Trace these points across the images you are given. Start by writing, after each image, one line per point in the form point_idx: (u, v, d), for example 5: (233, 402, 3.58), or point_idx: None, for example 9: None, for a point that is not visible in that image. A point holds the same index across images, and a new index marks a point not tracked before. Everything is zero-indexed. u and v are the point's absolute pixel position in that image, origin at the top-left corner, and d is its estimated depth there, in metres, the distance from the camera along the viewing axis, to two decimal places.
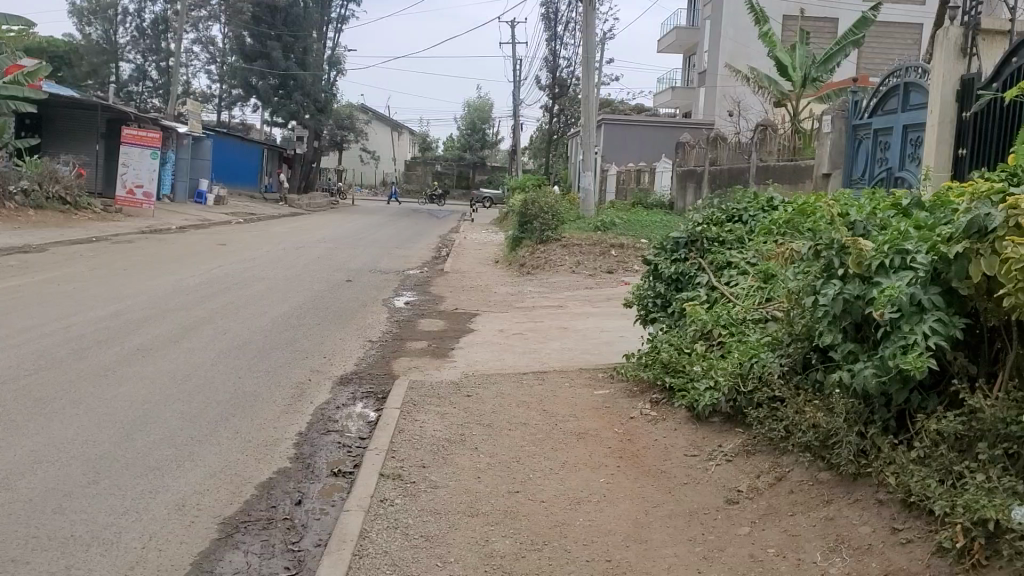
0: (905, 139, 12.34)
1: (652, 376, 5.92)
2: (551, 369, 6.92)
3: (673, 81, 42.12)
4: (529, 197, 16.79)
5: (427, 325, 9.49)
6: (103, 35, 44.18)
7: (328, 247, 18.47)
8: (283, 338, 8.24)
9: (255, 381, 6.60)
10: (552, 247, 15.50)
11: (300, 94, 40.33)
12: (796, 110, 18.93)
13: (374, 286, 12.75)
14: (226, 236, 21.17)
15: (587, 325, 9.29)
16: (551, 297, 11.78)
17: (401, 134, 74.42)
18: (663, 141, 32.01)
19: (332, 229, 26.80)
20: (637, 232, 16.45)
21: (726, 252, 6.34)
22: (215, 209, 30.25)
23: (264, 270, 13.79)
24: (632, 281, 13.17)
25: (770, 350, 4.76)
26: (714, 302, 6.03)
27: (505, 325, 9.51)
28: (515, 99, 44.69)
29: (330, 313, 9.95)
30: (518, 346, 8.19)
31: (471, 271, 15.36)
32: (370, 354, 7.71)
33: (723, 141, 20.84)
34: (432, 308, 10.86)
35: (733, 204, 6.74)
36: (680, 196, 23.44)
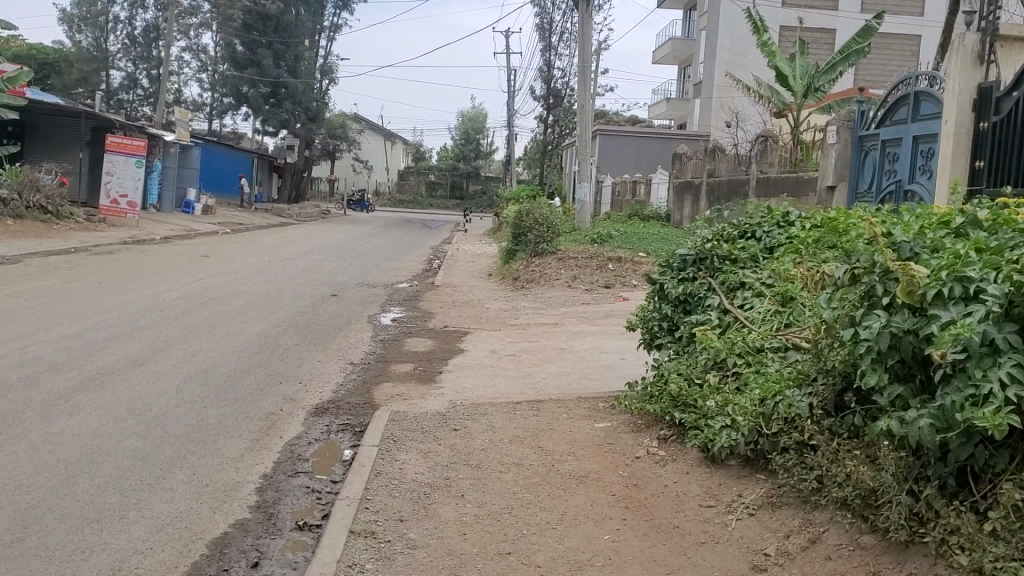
0: (915, 151, 11.83)
1: (659, 410, 5.33)
2: (546, 398, 6.34)
3: (668, 92, 41.78)
4: (524, 208, 16.24)
5: (415, 345, 8.90)
6: (93, 42, 43.60)
7: (316, 259, 17.87)
8: (257, 362, 7.64)
9: (221, 412, 6.00)
10: (547, 260, 14.95)
11: (290, 102, 39.85)
12: (797, 121, 18.42)
13: (360, 301, 12.16)
14: (212, 246, 20.57)
15: (584, 345, 8.70)
16: (546, 314, 11.19)
17: (395, 144, 74.00)
18: (659, 151, 31.52)
19: (321, 239, 26.22)
20: (635, 245, 15.89)
21: (739, 271, 5.77)
22: (203, 219, 29.63)
23: (246, 283, 13.18)
24: (630, 297, 12.62)
25: (797, 388, 4.21)
26: (728, 327, 5.46)
27: (497, 345, 8.91)
28: (509, 109, 44.19)
29: (312, 332, 9.35)
30: (510, 370, 7.60)
31: (462, 284, 14.79)
32: (350, 380, 7.12)
33: (722, 152, 20.33)
34: (420, 326, 10.27)
35: (745, 218, 6.17)
36: (677, 208, 22.89)
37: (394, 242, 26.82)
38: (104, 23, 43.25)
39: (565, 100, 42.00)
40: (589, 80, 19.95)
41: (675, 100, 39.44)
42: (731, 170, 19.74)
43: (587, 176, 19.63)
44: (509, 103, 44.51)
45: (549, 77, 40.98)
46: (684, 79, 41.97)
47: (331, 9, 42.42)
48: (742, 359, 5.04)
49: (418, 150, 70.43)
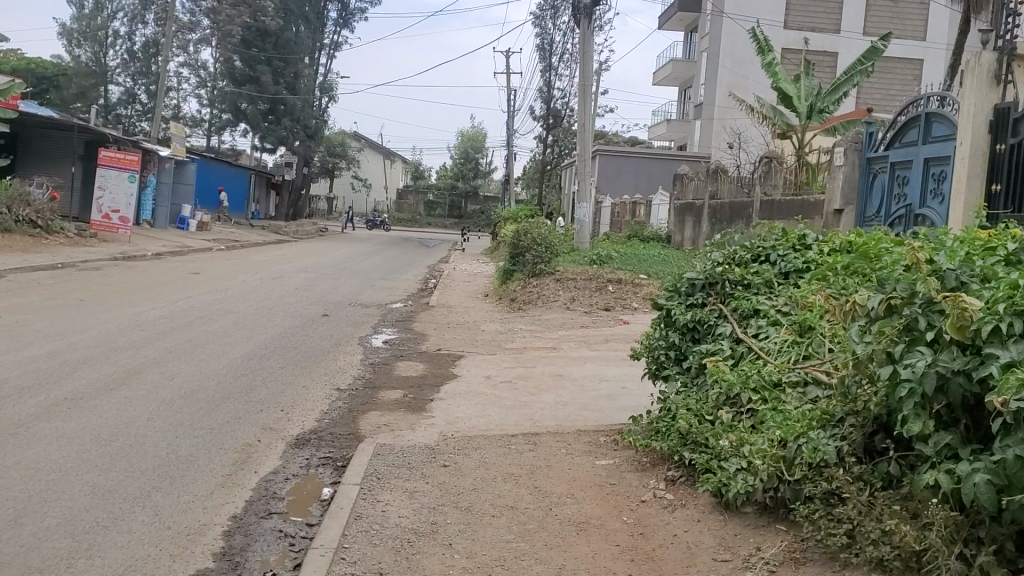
0: (927, 174, 11.47)
1: (665, 448, 4.92)
2: (544, 431, 5.92)
3: (668, 113, 41.55)
4: (522, 227, 15.87)
5: (406, 369, 8.48)
6: (92, 57, 43.38)
7: (308, 277, 17.47)
8: (238, 388, 7.20)
9: (192, 442, 5.57)
10: (544, 281, 14.56)
11: (289, 119, 39.61)
12: (802, 143, 18.07)
13: (352, 322, 11.76)
14: (204, 263, 20.17)
15: (583, 372, 8.28)
16: (544, 338, 10.78)
17: (394, 163, 73.80)
18: (659, 172, 31.21)
19: (315, 257, 25.83)
20: (636, 267, 15.52)
21: (751, 297, 5.38)
22: (198, 236, 29.26)
23: (235, 302, 12.78)
24: (630, 321, 12.22)
25: (822, 429, 3.81)
26: (741, 359, 5.07)
27: (492, 371, 8.49)
28: (508, 129, 43.96)
29: (299, 355, 8.93)
30: (506, 399, 7.18)
31: (457, 305, 14.39)
32: (335, 408, 6.70)
33: (724, 173, 19.99)
34: (413, 348, 9.85)
35: (758, 240, 5.78)
36: (678, 230, 22.52)
37: (390, 261, 26.44)
38: (104, 37, 43.04)
39: (564, 121, 41.79)
40: (590, 99, 19.64)
41: (675, 122, 39.21)
42: (734, 192, 19.40)
43: (587, 196, 19.29)
44: (509, 123, 44.28)
45: (549, 97, 40.75)
46: (684, 101, 41.78)
47: (331, 26, 42.23)
48: (758, 394, 4.66)
49: (417, 168, 70.25)
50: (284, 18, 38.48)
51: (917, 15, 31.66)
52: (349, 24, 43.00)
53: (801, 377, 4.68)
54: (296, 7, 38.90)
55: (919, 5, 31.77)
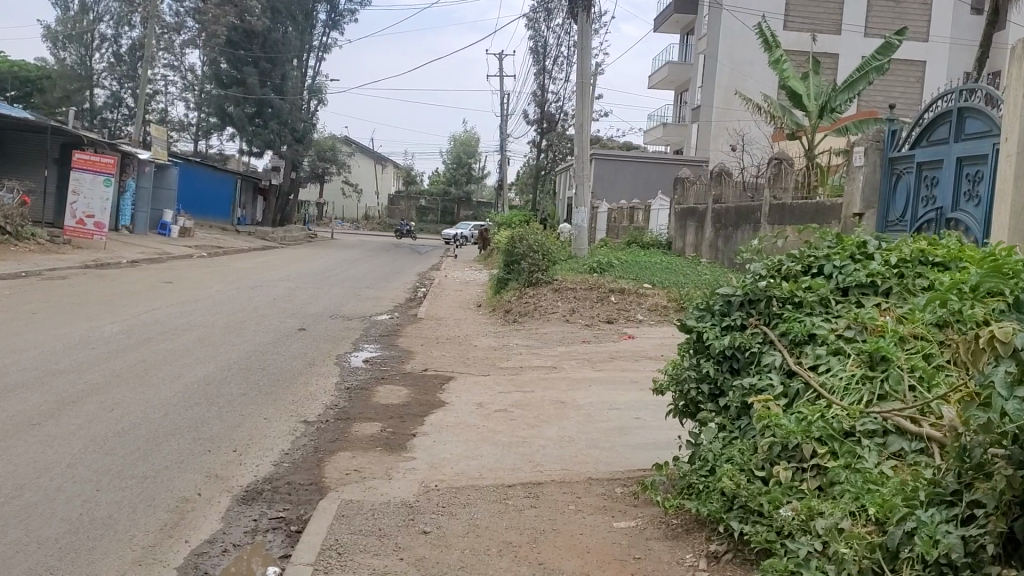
0: (959, 176, 10.52)
1: (703, 512, 3.91)
2: (547, 480, 4.88)
3: (664, 117, 40.65)
4: (517, 233, 14.85)
5: (386, 396, 7.39)
6: (78, 60, 42.23)
7: (288, 286, 16.42)
8: (187, 422, 6.13)
9: (112, 498, 4.50)
10: (542, 291, 13.52)
11: (277, 122, 38.59)
12: (812, 144, 17.05)
13: (331, 337, 10.70)
14: (182, 272, 19.04)
15: (589, 399, 7.21)
16: (541, 356, 9.72)
17: (385, 168, 72.74)
18: (658, 177, 30.25)
19: (301, 265, 24.74)
20: (640, 275, 14.49)
21: (804, 318, 4.37)
22: (179, 242, 28.17)
23: (204, 315, 11.69)
24: (635, 335, 11.20)
25: (936, 509, 2.81)
26: (795, 398, 4.06)
27: (485, 397, 7.42)
28: (501, 134, 42.98)
29: (267, 378, 7.88)
30: (501, 433, 6.13)
31: (448, 317, 13.35)
32: (297, 449, 5.64)
33: (729, 176, 18.99)
34: (396, 369, 8.78)
35: (806, 248, 4.77)
36: (679, 236, 21.52)
37: (379, 268, 25.41)
38: (90, 41, 41.74)
39: (559, 125, 40.87)
40: (589, 99, 18.63)
41: (671, 126, 38.30)
42: (740, 196, 18.42)
43: (584, 200, 18.30)
44: (502, 127, 43.34)
45: (544, 101, 39.86)
46: (681, 105, 40.84)
47: (320, 28, 41.29)
48: (827, 446, 3.65)
49: (408, 174, 69.32)
50: (271, 18, 37.47)
51: (921, 15, 30.79)
52: (339, 26, 42.02)
53: (880, 426, 3.69)
54: (284, 6, 37.88)
55: (922, 4, 30.89)
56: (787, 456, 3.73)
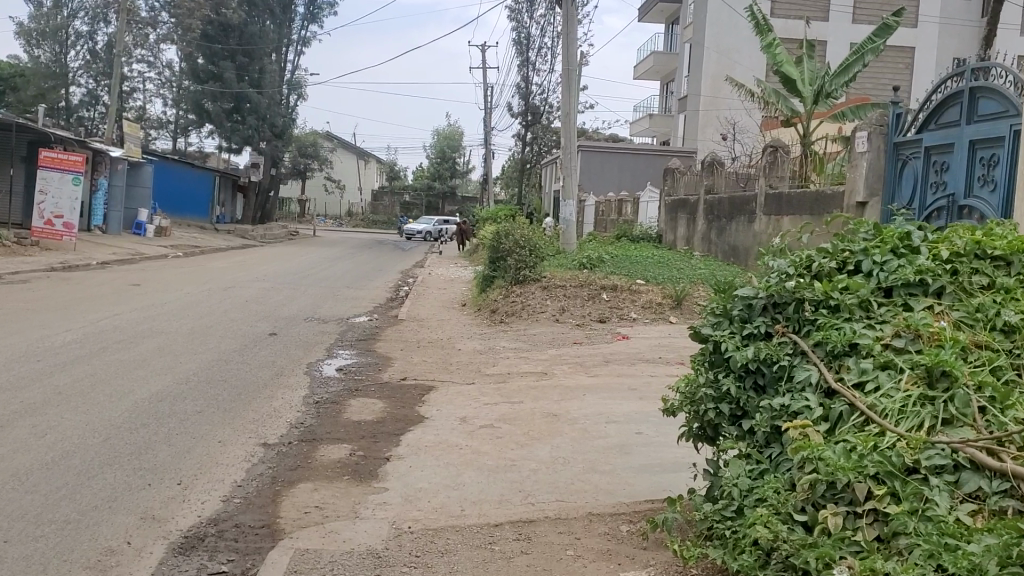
0: (971, 159, 9.88)
1: (734, 565, 3.21)
2: (541, 517, 4.17)
3: (650, 108, 39.97)
4: (502, 228, 14.14)
5: (359, 411, 6.65)
6: (52, 57, 41.12)
7: (263, 287, 15.63)
8: (127, 448, 5.37)
9: (20, 553, 3.75)
10: (529, 289, 12.78)
11: (254, 117, 37.69)
12: (807, 131, 16.36)
13: (304, 342, 9.95)
14: (153, 273, 18.20)
15: (583, 411, 6.50)
16: (529, 361, 9.00)
17: (367, 163, 71.82)
18: (645, 169, 29.59)
19: (281, 264, 23.92)
20: (632, 270, 13.80)
21: (842, 324, 3.68)
22: (154, 242, 27.30)
23: (167, 321, 10.89)
24: (630, 335, 10.52)
25: None
26: (838, 422, 3.37)
27: (468, 410, 6.70)
28: (485, 127, 42.23)
29: (228, 393, 7.12)
30: (487, 454, 5.42)
31: (431, 318, 12.61)
32: (251, 481, 4.90)
33: (721, 166, 18.30)
34: (372, 379, 8.04)
35: (839, 241, 4.08)
36: (670, 228, 20.85)
37: (361, 266, 24.58)
38: (65, 37, 40.61)
39: (543, 118, 40.15)
40: (575, 87, 17.91)
41: (657, 117, 37.64)
42: (733, 186, 17.74)
43: (572, 193, 17.61)
44: (485, 120, 42.60)
45: (528, 94, 39.17)
46: (666, 96, 40.16)
47: (299, 21, 40.44)
48: (885, 485, 2.97)
49: (391, 169, 68.47)
50: (248, 11, 36.53)
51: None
52: (318, 19, 41.16)
53: (951, 461, 3.01)
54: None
55: None
56: (836, 497, 3.05)
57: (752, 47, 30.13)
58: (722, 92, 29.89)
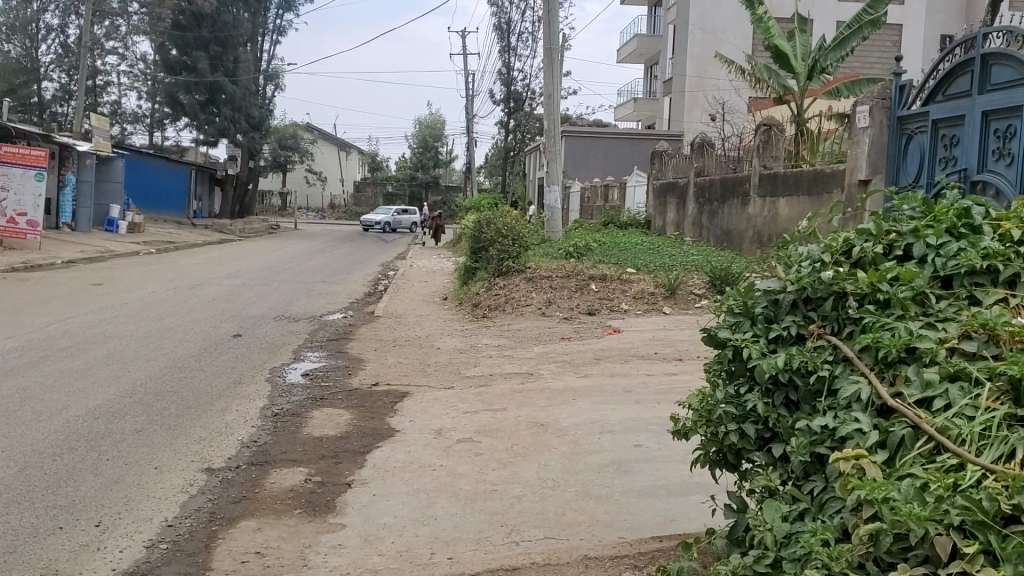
0: (985, 132, 9.15)
1: None
2: (527, 566, 3.44)
3: (634, 92, 39.22)
4: (484, 217, 13.41)
5: (320, 426, 5.89)
6: (23, 52, 39.81)
7: (234, 285, 14.84)
8: (43, 480, 4.59)
9: None
10: (514, 280, 12.04)
11: (229, 108, 36.72)
12: (801, 108, 15.65)
13: (271, 344, 9.18)
14: (119, 271, 17.36)
15: (574, 420, 5.77)
16: (513, 360, 8.26)
17: (350, 155, 70.83)
18: (631, 154, 28.85)
19: (257, 258, 23.10)
20: (622, 258, 13.08)
21: (893, 324, 2.96)
22: (126, 239, 26.42)
23: (124, 324, 10.11)
24: (622, 328, 9.80)
25: None
26: (899, 450, 2.65)
27: (444, 420, 5.95)
28: (468, 115, 41.43)
29: (176, 407, 6.35)
30: (465, 477, 4.67)
31: (409, 314, 11.87)
32: (185, 520, 4.14)
33: (711, 147, 17.59)
34: (340, 385, 7.29)
35: (882, 222, 3.35)
36: (659, 213, 20.16)
37: (341, 259, 23.81)
38: (35, 31, 39.47)
39: (526, 104, 39.32)
40: (557, 67, 17.10)
41: (642, 101, 36.86)
42: (724, 169, 17.02)
43: (557, 178, 16.88)
44: (467, 108, 41.77)
45: (510, 80, 38.41)
46: (650, 79, 39.35)
47: (273, 10, 39.54)
48: (976, 540, 2.24)
49: (373, 159, 67.41)
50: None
51: None
52: (293, 7, 40.17)
53: None
54: None
55: None
56: (906, 555, 2.34)
57: (739, 26, 29.30)
58: (709, 73, 29.12)
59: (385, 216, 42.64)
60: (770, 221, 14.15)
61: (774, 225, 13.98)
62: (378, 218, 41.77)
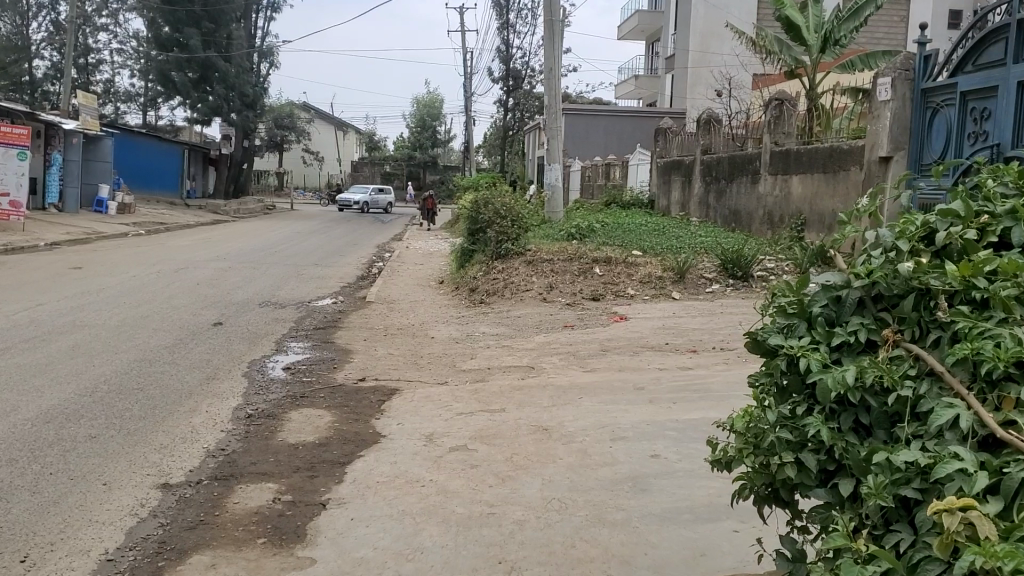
0: (1020, 104, 8.40)
1: None
2: None
3: (635, 69, 38.45)
4: (481, 196, 12.77)
5: (297, 431, 5.25)
6: (13, 30, 38.81)
7: (220, 269, 14.20)
8: None
9: None
10: (512, 264, 11.40)
11: (222, 86, 35.93)
12: (813, 82, 14.97)
13: (253, 334, 8.55)
14: (105, 253, 16.71)
15: (581, 424, 5.15)
16: (512, 352, 7.62)
17: (347, 134, 69.93)
18: (632, 131, 28.14)
19: (249, 239, 22.47)
20: (626, 240, 12.45)
21: (996, 331, 2.33)
22: (115, 220, 25.74)
23: (98, 311, 9.47)
24: (629, 314, 9.17)
25: None
26: (1019, 498, 2.02)
27: (436, 424, 5.32)
28: (465, 93, 40.65)
29: (139, 408, 5.71)
30: (458, 496, 4.03)
31: (403, 299, 11.24)
32: (128, 553, 3.52)
33: (718, 123, 16.92)
34: (324, 380, 6.68)
35: (972, 199, 2.71)
36: (663, 193, 19.51)
37: (334, 240, 23.20)
38: (25, 8, 38.50)
39: (524, 82, 38.55)
40: (558, 39, 16.34)
41: (643, 78, 36.09)
42: (732, 146, 16.34)
43: (558, 156, 16.18)
44: (465, 86, 40.99)
45: (508, 58, 37.75)
46: (652, 56, 38.52)
47: None
48: None
49: (370, 139, 66.59)
50: None
51: None
52: None
53: None
54: None
55: None
56: None
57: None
58: (712, 49, 28.39)
59: (362, 195, 41.46)
60: (782, 200, 13.47)
61: (787, 205, 13.30)
62: (357, 197, 40.52)
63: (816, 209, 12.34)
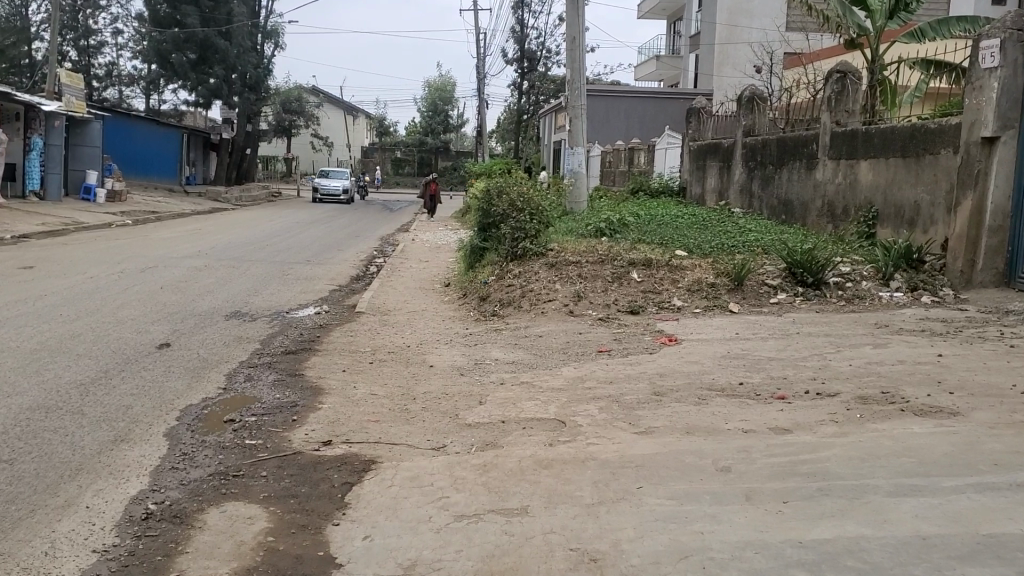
0: None
1: None
2: None
3: (657, 50, 36.30)
4: (496, 186, 10.86)
5: (205, 555, 3.39)
6: (10, 10, 36.92)
7: (195, 267, 12.36)
8: None
9: None
10: (531, 267, 9.49)
11: (223, 67, 33.77)
12: (876, 53, 12.91)
13: (202, 363, 6.71)
14: (75, 247, 14.94)
15: (649, 548, 3.27)
16: (535, 393, 5.73)
17: (357, 119, 67.96)
18: (656, 114, 26.14)
19: (243, 230, 20.67)
20: (665, 236, 10.51)
21: None
22: (100, 208, 23.97)
23: (19, 328, 7.65)
24: (682, 336, 7.24)
25: None
26: None
27: (422, 543, 3.44)
28: (478, 75, 38.61)
29: None
30: None
31: (401, 309, 9.37)
32: None
33: (763, 101, 14.91)
34: (274, 443, 4.81)
35: None
36: (697, 179, 17.55)
37: (336, 231, 21.39)
38: None
39: (540, 63, 36.60)
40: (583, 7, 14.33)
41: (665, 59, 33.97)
42: (779, 128, 14.36)
43: (583, 138, 14.20)
44: (478, 68, 38.97)
45: (523, 38, 35.85)
46: (674, 36, 36.39)
47: None
48: None
49: (381, 124, 64.73)
50: None
51: None
52: None
53: None
54: None
55: None
56: None
57: None
58: (742, 25, 26.31)
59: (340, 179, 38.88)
60: (847, 189, 11.50)
61: (853, 194, 11.33)
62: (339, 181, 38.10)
63: (891, 201, 10.37)
